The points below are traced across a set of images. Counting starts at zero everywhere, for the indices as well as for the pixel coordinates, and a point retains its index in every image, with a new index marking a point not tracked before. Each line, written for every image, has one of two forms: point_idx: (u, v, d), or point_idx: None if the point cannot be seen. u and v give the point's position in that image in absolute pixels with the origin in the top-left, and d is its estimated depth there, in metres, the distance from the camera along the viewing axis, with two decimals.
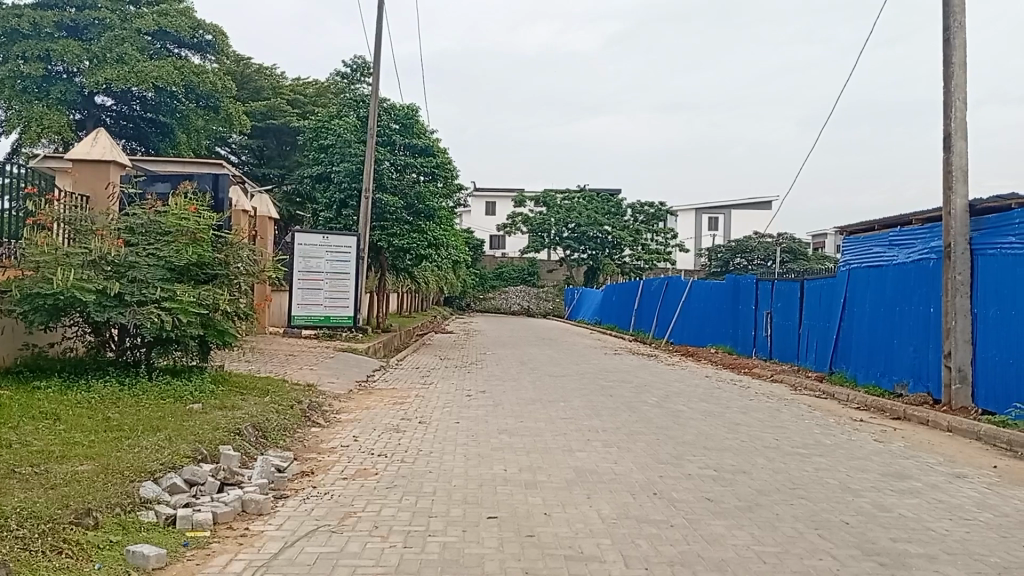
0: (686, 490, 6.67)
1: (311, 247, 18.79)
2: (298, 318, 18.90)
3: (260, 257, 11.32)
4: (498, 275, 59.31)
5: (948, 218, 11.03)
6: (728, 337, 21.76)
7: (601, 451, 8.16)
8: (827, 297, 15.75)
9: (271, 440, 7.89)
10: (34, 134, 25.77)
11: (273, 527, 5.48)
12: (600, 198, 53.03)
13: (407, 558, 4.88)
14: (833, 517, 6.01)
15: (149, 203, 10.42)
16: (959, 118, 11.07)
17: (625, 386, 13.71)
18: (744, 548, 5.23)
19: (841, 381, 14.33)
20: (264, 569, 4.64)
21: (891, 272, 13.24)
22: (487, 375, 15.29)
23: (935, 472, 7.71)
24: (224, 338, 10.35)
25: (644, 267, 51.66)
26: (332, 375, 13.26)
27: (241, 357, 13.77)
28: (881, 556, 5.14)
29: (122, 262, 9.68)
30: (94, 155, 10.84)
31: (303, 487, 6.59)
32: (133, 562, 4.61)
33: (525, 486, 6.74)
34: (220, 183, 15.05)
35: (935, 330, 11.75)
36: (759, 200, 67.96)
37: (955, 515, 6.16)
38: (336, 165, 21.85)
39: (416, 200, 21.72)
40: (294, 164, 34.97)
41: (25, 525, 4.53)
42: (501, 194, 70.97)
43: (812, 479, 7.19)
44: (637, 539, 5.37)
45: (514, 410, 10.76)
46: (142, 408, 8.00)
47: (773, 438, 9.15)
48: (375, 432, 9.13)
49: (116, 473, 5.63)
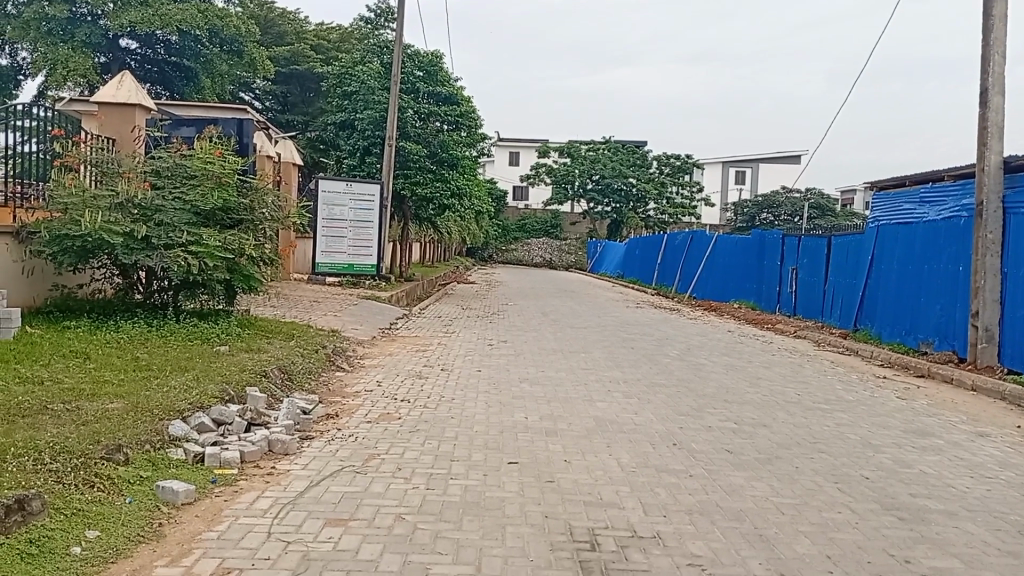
0: (706, 442, 6.71)
1: (334, 194, 18.78)
2: (322, 265, 19.03)
3: (285, 203, 11.37)
4: (520, 227, 59.14)
5: (981, 175, 10.81)
6: (751, 293, 21.64)
7: (622, 401, 8.21)
8: (854, 254, 15.54)
9: (296, 383, 8.01)
10: (60, 77, 25.70)
11: (299, 467, 5.58)
12: (625, 150, 52.43)
13: (429, 500, 4.97)
14: (853, 471, 6.02)
15: (175, 147, 10.48)
16: (997, 73, 10.77)
17: (647, 339, 13.72)
18: (762, 499, 5.26)
19: (865, 339, 14.21)
20: (290, 507, 4.75)
21: (920, 230, 13.02)
22: (509, 325, 15.36)
23: (957, 430, 7.68)
24: (250, 283, 10.45)
25: (669, 220, 51.26)
26: (355, 322, 13.37)
27: (267, 303, 13.90)
28: (900, 510, 5.15)
29: (149, 205, 9.74)
30: (120, 98, 10.83)
31: (328, 429, 6.70)
32: (162, 497, 4.73)
33: (546, 433, 6.80)
34: (246, 128, 15.07)
35: (963, 290, 11.59)
36: (787, 154, 67.10)
37: (977, 473, 6.15)
38: (360, 112, 21.72)
39: (440, 148, 21.64)
40: (318, 110, 34.79)
41: (58, 459, 4.64)
42: (526, 144, 70.31)
43: (832, 434, 7.20)
44: (656, 487, 5.42)
45: (535, 360, 10.84)
46: (170, 349, 8.12)
47: (795, 393, 9.17)
48: (398, 378, 9.24)
49: (146, 412, 5.74)
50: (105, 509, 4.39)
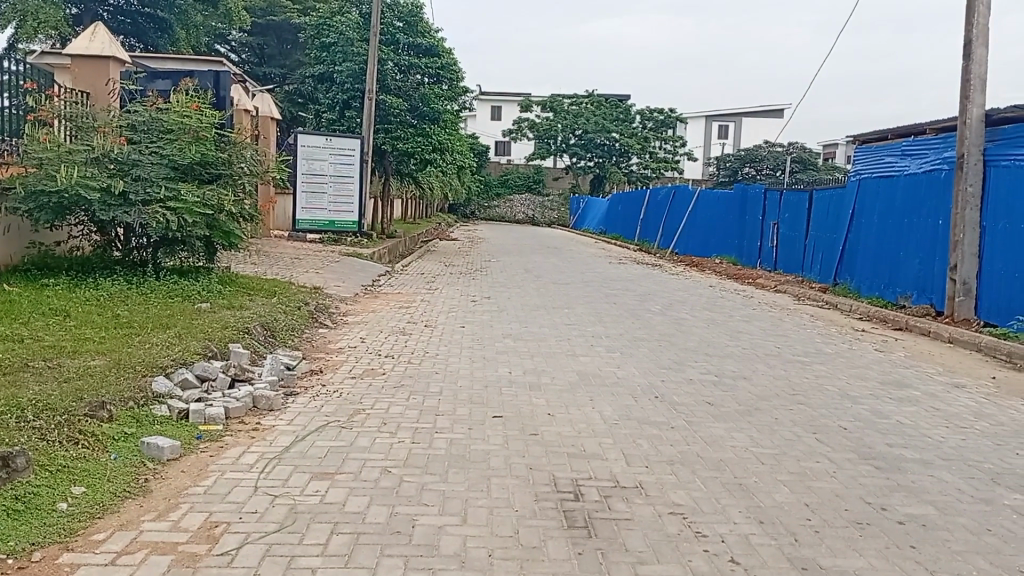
0: (687, 394, 6.80)
1: (314, 149, 18.54)
2: (303, 222, 18.88)
3: (263, 157, 11.23)
4: (503, 183, 58.82)
5: (963, 128, 10.84)
6: (733, 248, 21.73)
7: (604, 355, 8.29)
8: (835, 209, 15.62)
9: (279, 339, 8.00)
10: (30, 30, 24.86)
11: (284, 422, 5.60)
12: (609, 104, 51.98)
13: (415, 453, 5.01)
14: (831, 422, 6.13)
15: (150, 100, 10.29)
16: (981, 24, 10.79)
17: (630, 294, 13.80)
18: (743, 450, 5.35)
19: (844, 293, 14.36)
20: (276, 461, 4.78)
21: (901, 183, 13.07)
22: (492, 282, 15.37)
23: (933, 381, 7.84)
24: (230, 240, 10.36)
25: (652, 175, 51.08)
26: (338, 279, 13.31)
27: (248, 261, 13.79)
28: (877, 459, 5.27)
29: (125, 160, 9.58)
30: (93, 50, 10.56)
31: (312, 385, 6.71)
32: (148, 453, 4.73)
33: (530, 387, 6.86)
34: (223, 81, 14.81)
35: (943, 243, 11.71)
36: (770, 108, 66.83)
37: (952, 423, 6.28)
38: (339, 64, 21.40)
39: (421, 102, 21.30)
40: (296, 63, 34.18)
41: (40, 417, 4.62)
42: (507, 98, 69.56)
43: (811, 385, 7.32)
44: (638, 439, 5.49)
45: (518, 316, 10.90)
46: (151, 306, 8.06)
47: (775, 346, 9.30)
48: (382, 334, 9.26)
49: (129, 368, 5.72)
50: (90, 465, 4.40)
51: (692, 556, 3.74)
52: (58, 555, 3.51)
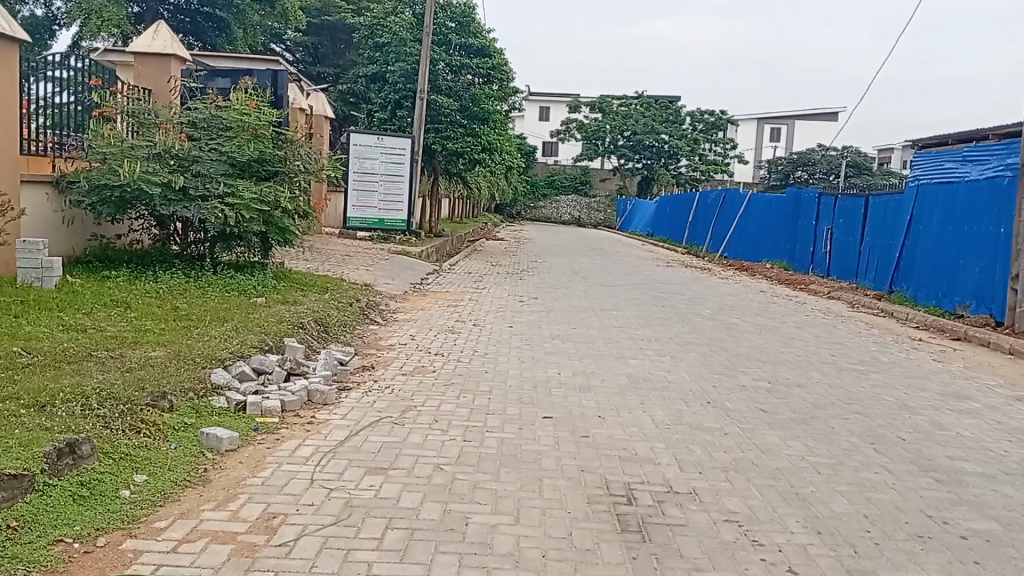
0: (740, 400, 6.70)
1: (366, 148, 18.71)
2: (353, 219, 19.10)
3: (318, 154, 11.37)
4: (549, 183, 58.88)
5: None
6: (785, 253, 21.37)
7: (654, 359, 8.22)
8: (892, 215, 15.24)
9: (332, 335, 8.10)
10: (94, 28, 25.53)
11: (338, 417, 5.67)
12: (658, 105, 51.65)
13: (467, 451, 5.03)
14: (889, 433, 5.98)
15: (210, 98, 10.50)
16: None
17: (679, 298, 13.67)
18: (799, 459, 5.25)
19: (900, 301, 14.01)
20: (331, 455, 4.84)
21: (962, 189, 12.71)
22: (539, 282, 15.37)
23: (995, 393, 7.59)
24: (285, 236, 10.52)
25: (701, 178, 50.47)
26: (388, 276, 13.42)
27: (300, 256, 14.03)
28: (937, 472, 5.12)
29: (185, 156, 9.79)
30: (155, 48, 10.81)
31: (365, 380, 6.80)
32: (207, 443, 4.83)
33: (579, 389, 6.83)
34: (280, 79, 15.10)
35: (1004, 251, 11.37)
36: (824, 110, 65.53)
37: (1015, 436, 6.08)
38: (392, 64, 21.59)
39: (471, 102, 21.44)
40: (348, 63, 34.63)
41: (104, 405, 4.75)
42: (555, 99, 69.55)
43: (868, 395, 7.16)
44: (691, 444, 5.43)
45: (567, 317, 10.87)
46: (209, 300, 8.25)
47: (829, 353, 9.12)
48: (431, 331, 9.33)
49: (188, 360, 5.85)
50: (151, 454, 4.50)
51: (748, 565, 3.68)
52: (122, 541, 3.60)
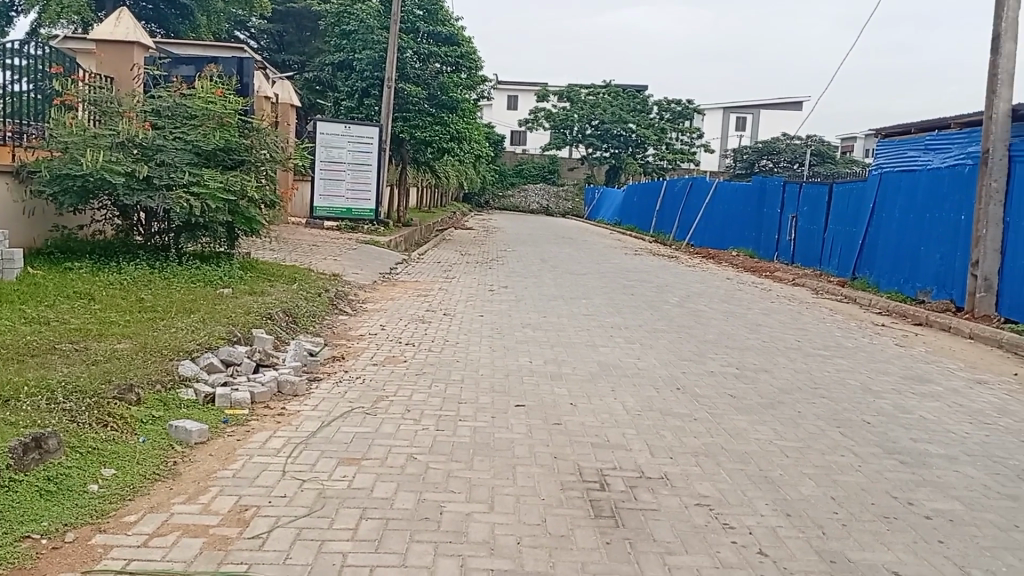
0: (710, 386, 6.78)
1: (332, 136, 18.55)
2: (320, 209, 18.93)
3: (285, 143, 11.22)
4: (517, 172, 58.89)
5: (990, 122, 10.74)
6: (751, 241, 21.61)
7: (624, 346, 8.28)
8: (856, 202, 15.48)
9: (301, 326, 8.03)
10: (53, 14, 24.81)
11: (309, 408, 5.63)
12: (626, 94, 51.74)
13: (440, 440, 5.03)
14: (855, 416, 6.10)
15: (175, 86, 10.32)
16: (1011, 18, 10.73)
17: (648, 286, 13.77)
18: (767, 442, 5.34)
19: (863, 287, 14.26)
20: (302, 446, 4.81)
21: (924, 177, 12.93)
22: (508, 271, 15.37)
23: (955, 377, 7.77)
24: (252, 225, 10.41)
25: (668, 167, 50.75)
26: (356, 266, 13.33)
27: (267, 246, 13.88)
28: (902, 454, 5.24)
29: (150, 145, 9.61)
30: (117, 35, 10.59)
31: (335, 370, 6.75)
32: (176, 436, 4.77)
33: (550, 377, 6.87)
34: (245, 67, 14.88)
35: (964, 238, 11.62)
36: (788, 99, 66.15)
37: (976, 418, 6.24)
38: (359, 52, 21.37)
39: (439, 90, 21.30)
40: (315, 50, 34.21)
41: (70, 399, 4.67)
42: (523, 87, 69.43)
43: (833, 379, 7.29)
44: (662, 430, 5.48)
45: (537, 305, 10.89)
46: (174, 291, 8.11)
47: (794, 339, 9.26)
48: (401, 321, 9.28)
49: (156, 352, 5.77)
50: (119, 447, 4.43)
51: (720, 547, 3.73)
52: (91, 536, 3.54)
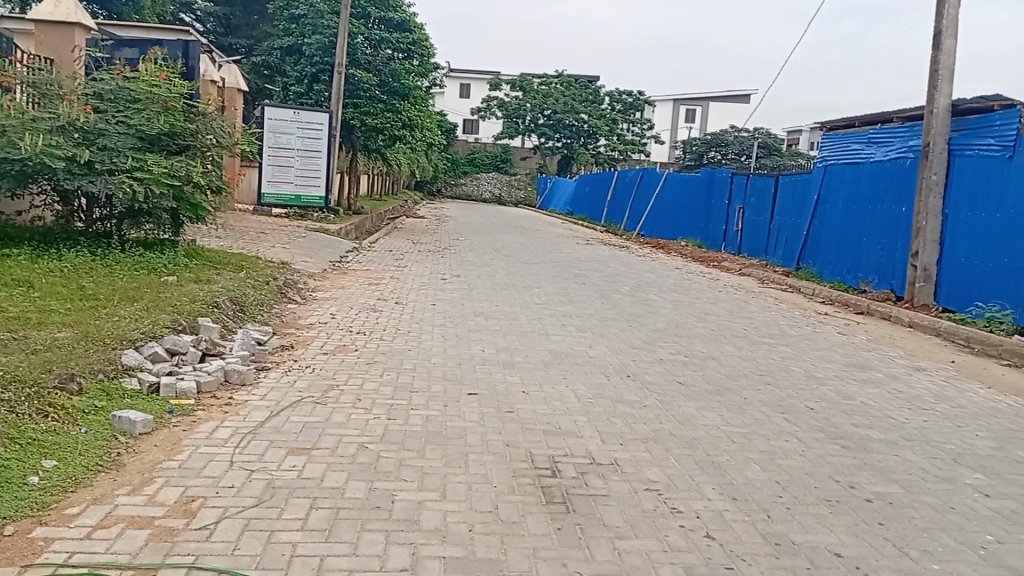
0: (659, 373, 6.88)
1: (281, 122, 18.23)
2: (269, 195, 18.62)
3: (232, 128, 10.99)
4: (470, 161, 58.69)
5: (930, 117, 11.06)
6: (699, 231, 21.94)
7: (576, 335, 8.34)
8: (801, 194, 15.83)
9: (248, 315, 7.89)
10: None
11: (257, 397, 5.55)
12: (578, 84, 51.92)
13: (391, 430, 5.01)
14: (799, 402, 6.25)
15: (118, 69, 10.04)
16: (951, 16, 11.10)
17: (599, 275, 13.88)
18: (714, 428, 5.44)
19: (807, 277, 14.61)
20: (251, 436, 4.74)
21: (867, 170, 13.29)
22: (460, 260, 15.33)
23: (895, 364, 8.02)
24: (197, 212, 10.18)
25: (619, 157, 51.14)
26: (305, 254, 13.16)
27: (213, 233, 13.61)
28: (844, 439, 5.39)
29: (91, 129, 9.33)
30: (58, 15, 10.26)
31: (284, 360, 6.66)
32: (119, 427, 4.66)
33: (502, 365, 6.89)
34: (191, 50, 14.53)
35: (905, 229, 11.97)
36: (737, 93, 67.16)
37: (914, 404, 6.45)
38: (308, 36, 21.02)
39: (391, 77, 21.06)
40: (263, 34, 33.55)
41: (8, 389, 4.52)
42: (475, 76, 69.17)
43: (779, 367, 7.46)
44: (612, 417, 5.54)
45: (489, 294, 10.89)
46: (117, 279, 7.89)
47: (741, 327, 9.45)
48: (352, 310, 9.21)
49: (98, 341, 5.62)
50: (61, 438, 4.31)
51: (668, 531, 3.80)
52: (32, 529, 3.45)
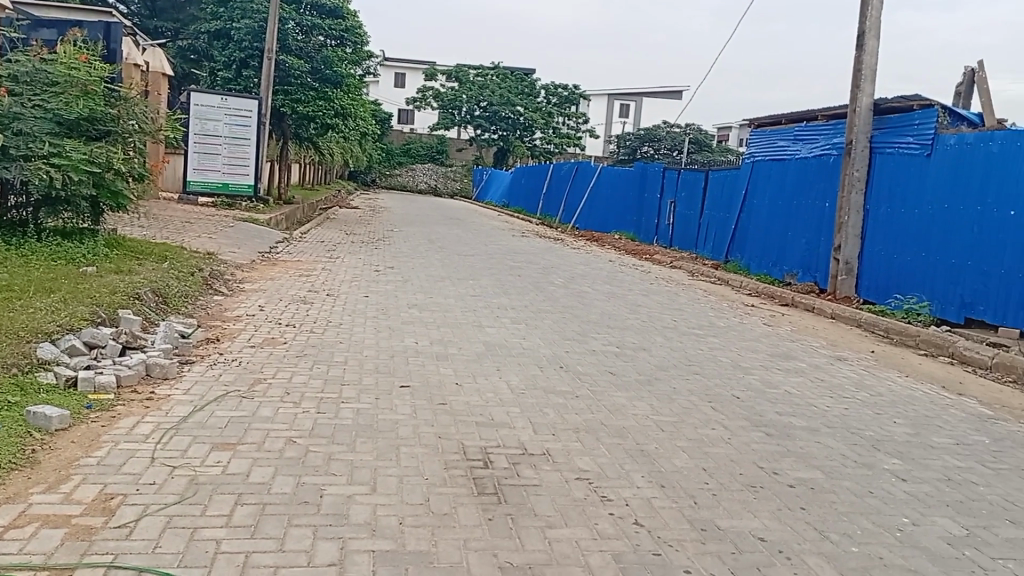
0: (591, 364, 6.96)
1: (207, 108, 17.71)
2: (195, 184, 18.09)
3: (155, 114, 10.64)
4: (405, 152, 58.20)
5: (853, 115, 11.43)
6: (632, 224, 22.23)
7: (510, 327, 8.37)
8: (730, 188, 16.19)
9: (172, 307, 7.66)
10: None
11: (181, 392, 5.39)
12: (514, 77, 51.95)
13: (321, 423, 4.94)
14: (726, 391, 6.41)
15: (34, 51, 9.62)
16: (874, 17, 11.47)
17: (533, 267, 13.95)
18: (644, 417, 5.54)
19: (735, 270, 14.97)
20: (174, 432, 4.61)
21: (792, 165, 13.67)
22: (395, 251, 15.20)
23: (818, 354, 8.29)
24: (118, 200, 9.83)
25: (554, 151, 51.41)
26: (234, 245, 12.85)
27: (136, 223, 13.15)
28: (768, 427, 5.55)
29: (5, 113, 8.91)
30: None
31: (209, 353, 6.49)
32: (34, 423, 4.47)
33: (435, 357, 6.86)
34: (114, 33, 14.00)
35: (828, 224, 12.37)
36: (669, 89, 68.21)
37: (835, 393, 6.68)
38: (237, 21, 20.50)
39: (323, 64, 20.70)
40: (190, 18, 32.47)
41: None
42: (411, 66, 68.51)
43: (707, 357, 7.63)
44: (545, 408, 5.58)
45: (423, 286, 10.83)
46: (32, 269, 7.56)
47: (671, 319, 9.63)
48: (282, 302, 9.04)
49: (11, 334, 5.37)
50: None
51: (598, 519, 3.85)
52: None
